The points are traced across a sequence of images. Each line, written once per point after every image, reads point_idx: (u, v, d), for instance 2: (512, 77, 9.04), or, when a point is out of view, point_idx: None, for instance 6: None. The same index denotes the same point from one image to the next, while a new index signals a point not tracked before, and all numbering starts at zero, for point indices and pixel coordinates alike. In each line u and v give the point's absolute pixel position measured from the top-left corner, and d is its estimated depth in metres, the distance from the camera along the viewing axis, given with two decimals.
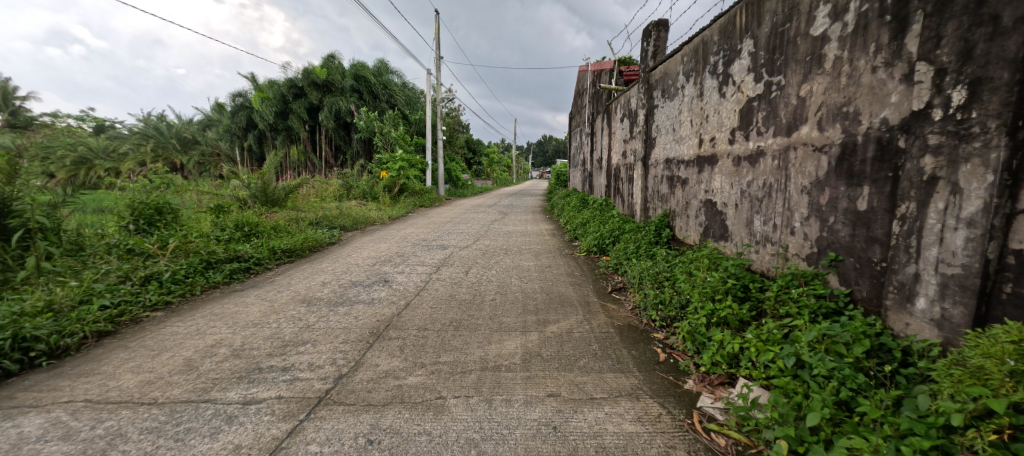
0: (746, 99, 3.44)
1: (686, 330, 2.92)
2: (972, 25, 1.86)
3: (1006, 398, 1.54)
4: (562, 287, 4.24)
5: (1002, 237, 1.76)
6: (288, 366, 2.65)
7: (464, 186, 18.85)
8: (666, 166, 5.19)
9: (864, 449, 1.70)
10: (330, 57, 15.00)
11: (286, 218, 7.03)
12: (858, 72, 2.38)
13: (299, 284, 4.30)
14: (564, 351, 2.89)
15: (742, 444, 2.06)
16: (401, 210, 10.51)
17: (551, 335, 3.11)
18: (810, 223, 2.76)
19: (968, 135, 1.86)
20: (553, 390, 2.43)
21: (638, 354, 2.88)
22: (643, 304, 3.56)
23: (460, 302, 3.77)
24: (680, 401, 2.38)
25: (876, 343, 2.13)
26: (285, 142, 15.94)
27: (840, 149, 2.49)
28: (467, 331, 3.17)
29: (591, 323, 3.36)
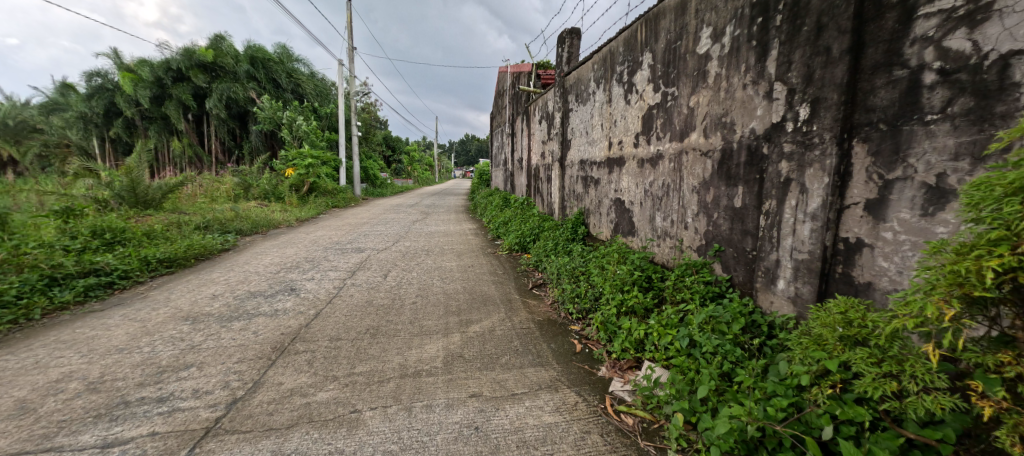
0: (647, 107, 3.78)
1: (600, 321, 3.16)
2: (812, 54, 2.22)
3: (836, 359, 1.85)
4: (485, 286, 4.34)
5: (835, 228, 2.14)
6: (166, 396, 2.44)
7: (382, 186, 18.23)
8: (580, 166, 5.50)
9: (741, 414, 1.97)
10: (217, 38, 13.72)
11: (165, 222, 6.29)
12: (733, 88, 2.75)
13: (182, 299, 3.93)
14: (486, 349, 2.99)
15: (647, 421, 2.32)
16: (311, 211, 9.94)
17: (473, 335, 3.20)
18: (699, 219, 3.14)
19: (810, 144, 2.24)
20: (475, 390, 2.51)
21: (557, 347, 3.07)
22: (562, 298, 3.77)
23: (377, 308, 3.70)
24: (594, 387, 2.59)
25: (750, 321, 2.54)
26: (160, 132, 14.20)
27: (720, 154, 2.87)
28: (386, 338, 3.14)
29: (512, 320, 3.50)
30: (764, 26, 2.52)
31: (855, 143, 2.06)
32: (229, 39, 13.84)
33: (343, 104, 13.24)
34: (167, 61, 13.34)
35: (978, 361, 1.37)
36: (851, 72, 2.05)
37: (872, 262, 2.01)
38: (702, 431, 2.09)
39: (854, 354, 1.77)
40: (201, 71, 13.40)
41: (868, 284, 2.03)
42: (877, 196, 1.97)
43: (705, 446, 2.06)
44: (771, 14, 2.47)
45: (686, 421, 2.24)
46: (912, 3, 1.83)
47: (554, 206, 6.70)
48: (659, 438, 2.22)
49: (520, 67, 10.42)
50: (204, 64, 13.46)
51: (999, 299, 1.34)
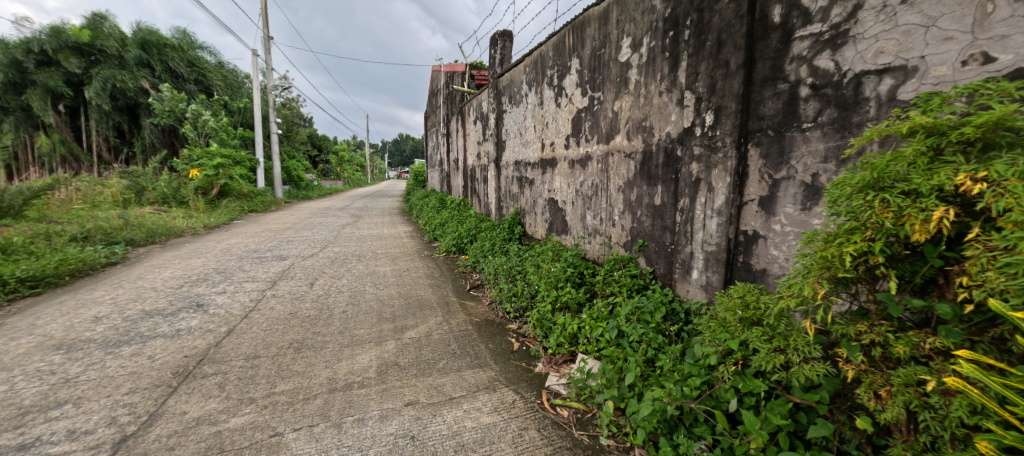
0: (576, 110, 3.97)
1: (536, 318, 3.26)
2: (715, 67, 2.48)
3: (737, 338, 2.09)
4: (421, 290, 4.31)
5: (737, 222, 2.40)
6: (30, 442, 2.16)
7: (307, 189, 17.31)
8: (515, 167, 5.62)
9: (663, 396, 2.16)
10: (93, 18, 12.27)
11: (32, 234, 5.50)
12: (650, 94, 2.98)
13: (53, 324, 3.48)
14: (422, 355, 2.99)
15: (581, 411, 2.45)
16: (223, 216, 9.18)
17: (408, 342, 3.18)
18: (625, 216, 3.35)
19: (715, 148, 2.49)
20: (411, 399, 2.51)
21: (494, 347, 3.13)
22: (499, 298, 3.84)
23: (302, 320, 3.55)
24: (531, 383, 2.69)
25: (670, 309, 2.77)
26: (20, 124, 12.30)
27: (642, 156, 3.09)
28: (313, 351, 3.03)
29: (449, 323, 3.51)
30: (675, 39, 2.76)
31: (750, 147, 2.32)
32: (111, 19, 12.45)
33: (259, 99, 12.35)
34: (28, 41, 11.59)
35: (840, 332, 1.62)
36: (745, 84, 2.31)
37: (766, 251, 2.27)
38: (630, 414, 2.27)
39: (752, 333, 2.02)
40: (75, 54, 11.78)
41: (763, 270, 2.29)
42: (768, 193, 2.23)
43: (632, 429, 2.22)
44: (680, 28, 2.71)
45: (616, 407, 2.40)
46: (790, 26, 2.11)
47: (490, 207, 6.77)
48: (592, 426, 2.36)
49: (452, 67, 10.38)
50: (80, 47, 11.82)
51: (855, 278, 1.59)
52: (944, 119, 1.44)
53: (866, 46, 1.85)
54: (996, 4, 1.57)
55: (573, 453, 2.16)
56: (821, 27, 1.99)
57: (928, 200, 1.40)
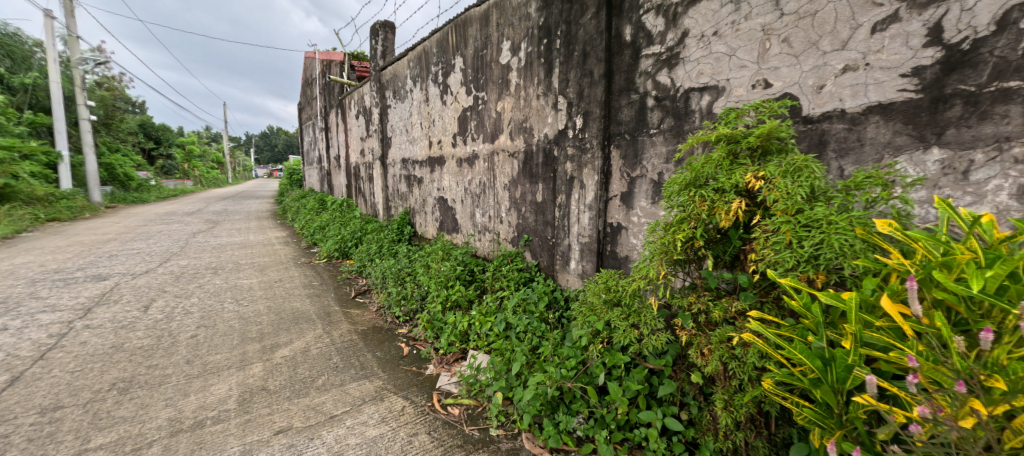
0: (461, 108, 4.06)
1: (426, 320, 3.27)
2: (581, 75, 2.75)
3: (602, 319, 2.38)
4: (297, 302, 4.00)
5: (604, 215, 2.70)
6: None
7: (141, 192, 14.72)
8: (402, 165, 5.54)
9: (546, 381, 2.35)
10: None
11: None
12: (529, 97, 3.19)
13: None
14: (297, 375, 2.77)
15: (471, 407, 2.54)
16: (4, 229, 7.26)
17: (280, 362, 2.91)
18: (511, 213, 3.53)
19: (584, 149, 2.76)
20: (282, 425, 2.30)
21: (383, 355, 3.07)
22: (387, 303, 3.75)
23: (131, 352, 2.99)
24: (422, 387, 2.70)
25: (552, 298, 3.03)
26: None
27: (524, 156, 3.29)
28: (149, 387, 2.59)
29: (331, 335, 3.33)
30: (548, 47, 2.99)
31: (612, 148, 2.63)
32: None
33: (52, 75, 10.10)
34: None
35: (680, 304, 2.05)
36: (606, 92, 2.61)
37: (627, 240, 2.60)
38: (516, 402, 2.41)
39: (613, 313, 2.31)
40: None
41: (625, 258, 2.61)
42: (627, 190, 2.56)
43: (519, 416, 2.37)
44: (552, 37, 2.95)
45: (504, 397, 2.52)
46: (638, 45, 2.45)
47: (377, 207, 6.56)
48: (482, 420, 2.46)
49: (329, 55, 9.77)
50: None
51: (690, 259, 2.04)
52: (738, 130, 1.86)
53: (692, 67, 2.23)
54: (771, 42, 1.99)
55: (464, 449, 2.21)
56: (660, 47, 2.35)
57: (728, 194, 1.81)
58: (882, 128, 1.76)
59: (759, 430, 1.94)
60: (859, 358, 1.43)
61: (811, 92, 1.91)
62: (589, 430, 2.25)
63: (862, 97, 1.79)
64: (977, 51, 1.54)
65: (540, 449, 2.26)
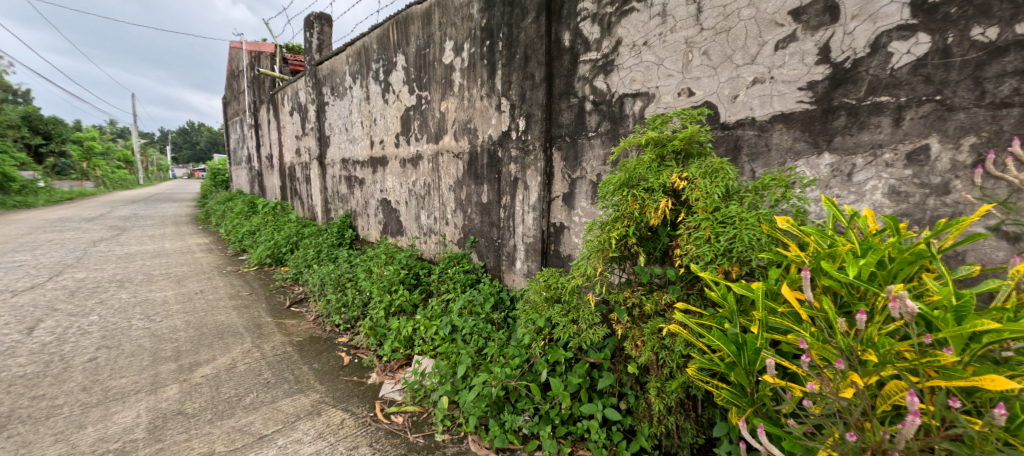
0: (404, 107, 4.00)
1: (369, 327, 3.18)
2: (523, 78, 2.82)
3: (545, 317, 2.46)
4: (221, 315, 3.75)
5: (548, 215, 2.78)
6: None
7: (31, 195, 13.10)
8: (342, 166, 5.37)
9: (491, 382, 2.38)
10: None
11: None
12: (472, 98, 3.22)
13: None
14: (220, 395, 2.60)
15: (416, 414, 2.52)
16: None
17: (199, 382, 2.71)
18: (457, 215, 3.54)
19: (528, 150, 2.83)
20: (204, 451, 2.15)
21: (321, 366, 2.96)
22: (326, 312, 3.61)
23: (12, 383, 2.66)
24: (364, 397, 2.64)
25: (497, 299, 3.07)
26: None
27: (469, 157, 3.31)
28: (34, 422, 2.31)
29: (262, 348, 3.17)
30: (491, 48, 3.03)
31: (554, 150, 2.71)
32: None
33: None
34: None
35: (616, 299, 2.19)
36: (547, 96, 2.69)
37: (569, 239, 2.69)
38: (462, 405, 2.41)
39: (555, 310, 2.39)
40: None
41: (566, 257, 2.70)
42: (569, 190, 2.65)
43: (464, 419, 2.38)
44: (494, 39, 3.00)
45: (450, 401, 2.51)
46: (576, 51, 2.56)
47: (316, 209, 6.31)
48: (427, 426, 2.45)
49: (258, 46, 9.23)
50: None
51: (624, 256, 2.19)
52: (664, 134, 1.99)
53: (625, 74, 2.36)
54: (693, 54, 2.15)
55: None
56: (597, 54, 2.47)
57: (656, 195, 1.96)
58: (785, 135, 1.96)
59: (687, 412, 2.11)
60: (765, 341, 1.62)
61: (727, 101, 2.09)
62: (533, 427, 2.31)
63: (770, 106, 1.98)
64: (856, 70, 1.76)
65: (486, 450, 2.28)
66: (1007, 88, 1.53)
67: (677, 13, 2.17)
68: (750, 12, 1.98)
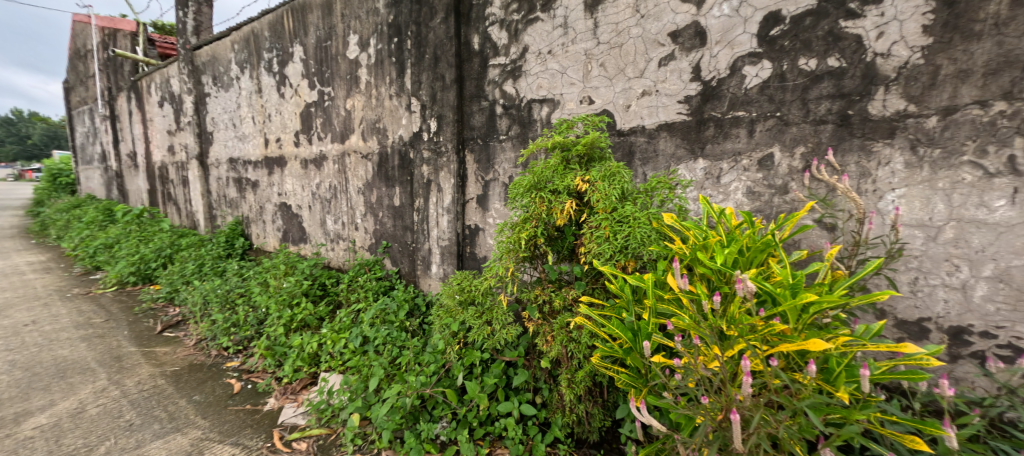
0: (304, 104, 3.71)
1: (265, 347, 2.86)
2: (433, 79, 2.81)
3: (458, 320, 2.46)
4: (65, 349, 3.10)
5: (462, 217, 2.80)
6: None
7: None
8: (230, 166, 4.78)
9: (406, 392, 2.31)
10: None
11: None
12: (381, 97, 3.12)
13: None
14: (62, 448, 2.14)
15: (322, 437, 2.33)
16: None
17: (30, 436, 2.21)
18: (367, 219, 3.39)
19: (440, 152, 2.82)
20: None
21: (204, 397, 2.60)
22: (210, 334, 3.17)
23: None
24: (259, 426, 2.38)
25: (412, 306, 3.00)
26: None
27: (378, 158, 3.20)
28: None
29: (126, 384, 2.68)
30: (399, 46, 2.96)
31: (466, 153, 2.74)
32: None
33: None
34: None
35: (528, 297, 2.30)
36: (458, 98, 2.72)
37: (484, 241, 2.74)
38: (375, 421, 2.28)
39: (468, 313, 2.42)
40: None
41: (482, 258, 2.74)
42: (482, 192, 2.70)
43: (378, 435, 2.25)
44: (402, 37, 2.94)
45: (362, 417, 2.34)
46: (485, 55, 2.64)
47: (197, 216, 5.54)
48: (336, 448, 2.27)
49: (111, 22, 7.81)
50: None
51: (535, 255, 2.30)
52: (568, 138, 2.15)
53: (532, 80, 2.49)
54: (592, 65, 2.35)
55: None
56: (505, 59, 2.57)
57: (562, 196, 2.11)
58: (668, 142, 2.23)
59: (594, 398, 2.27)
60: (655, 326, 1.82)
61: (622, 110, 2.31)
62: (452, 432, 2.29)
63: (656, 115, 2.24)
64: (720, 88, 2.08)
65: None
66: (824, 109, 1.91)
67: (577, 26, 2.36)
68: (638, 30, 2.22)
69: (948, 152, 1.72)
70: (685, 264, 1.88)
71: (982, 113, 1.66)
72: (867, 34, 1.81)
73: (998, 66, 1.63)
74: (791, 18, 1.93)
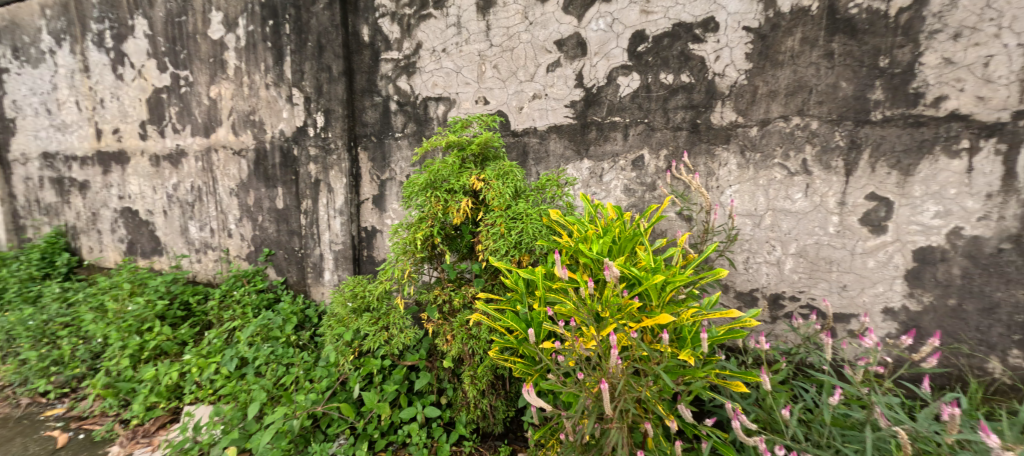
0: (152, 89, 3.07)
1: (103, 385, 2.30)
2: (318, 69, 2.58)
3: (351, 328, 2.30)
4: None
5: (358, 219, 2.67)
6: None
7: None
8: (44, 162, 3.67)
9: (292, 413, 2.08)
10: None
11: None
12: (255, 85, 2.75)
13: None
14: None
15: None
16: None
17: None
18: (243, 224, 2.99)
19: (329, 149, 2.62)
20: None
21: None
22: (14, 378, 2.44)
23: None
24: None
25: (302, 318, 2.75)
26: None
27: (255, 155, 2.84)
28: None
29: None
30: (276, 29, 2.64)
31: (359, 150, 2.60)
32: None
33: None
34: None
35: (427, 298, 2.26)
36: (348, 92, 2.55)
37: (383, 243, 2.65)
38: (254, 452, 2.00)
39: (363, 320, 2.28)
40: None
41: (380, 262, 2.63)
42: (378, 192, 2.58)
43: None
44: (279, 20, 2.62)
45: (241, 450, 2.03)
46: (377, 48, 2.52)
47: None
48: None
49: None
50: None
51: (432, 255, 2.26)
52: (463, 137, 2.15)
53: (427, 77, 2.46)
54: (486, 67, 2.41)
55: None
56: (398, 54, 2.49)
57: (458, 195, 2.12)
58: (558, 143, 2.40)
59: (497, 391, 2.33)
60: (545, 315, 1.93)
61: (515, 111, 2.42)
62: (349, 449, 2.13)
63: (547, 118, 2.40)
64: (600, 95, 2.31)
65: None
66: (679, 117, 2.24)
67: (470, 26, 2.39)
68: (528, 36, 2.34)
69: (765, 156, 2.16)
70: (570, 256, 2.02)
71: (786, 125, 2.11)
72: (708, 57, 2.17)
73: (793, 89, 2.09)
74: (653, 37, 2.22)
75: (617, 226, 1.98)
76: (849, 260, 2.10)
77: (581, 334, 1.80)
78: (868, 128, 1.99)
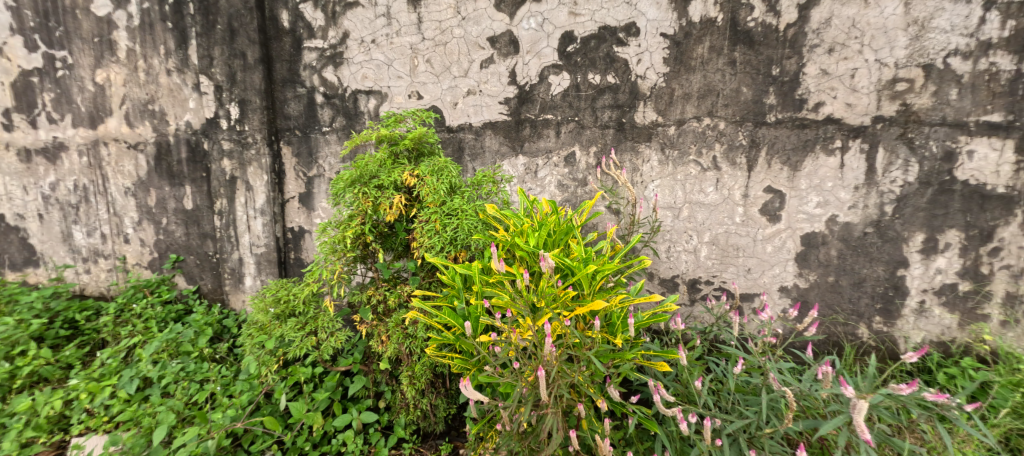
0: (18, 70, 2.53)
1: None
2: (230, 56, 2.35)
3: (274, 337, 2.13)
4: None
5: (283, 219, 2.51)
6: None
7: None
8: None
9: (201, 433, 1.87)
10: None
11: None
12: (153, 71, 2.43)
13: None
14: None
15: None
16: None
17: None
18: (143, 228, 2.65)
19: (245, 144, 2.41)
20: None
21: None
22: None
23: None
24: None
25: (217, 331, 2.53)
26: None
27: (155, 149, 2.51)
28: None
29: None
30: (177, 8, 2.34)
31: (281, 145, 2.44)
32: None
33: None
34: None
35: (360, 299, 2.16)
36: (266, 81, 2.36)
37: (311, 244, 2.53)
38: None
39: (288, 326, 2.13)
40: None
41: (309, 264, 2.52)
42: (306, 190, 2.46)
43: None
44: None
45: None
46: (298, 35, 2.35)
47: None
48: None
49: None
50: None
51: (364, 254, 2.17)
52: (396, 133, 2.10)
53: (355, 69, 2.35)
54: (418, 60, 2.35)
55: None
56: (323, 43, 2.34)
57: (390, 191, 2.05)
58: (493, 139, 2.42)
59: (436, 389, 2.30)
60: (482, 309, 1.93)
61: (449, 106, 2.40)
62: None
63: (481, 114, 2.40)
64: (533, 92, 2.36)
65: None
66: (606, 116, 2.36)
67: (400, 18, 2.31)
68: (460, 31, 2.32)
69: (682, 153, 2.35)
70: (506, 250, 2.04)
71: (698, 125, 2.31)
72: (631, 59, 2.31)
73: (703, 92, 2.29)
74: (581, 39, 2.30)
75: (552, 220, 2.04)
76: (752, 247, 2.36)
77: (518, 325, 1.83)
78: (764, 129, 2.25)
